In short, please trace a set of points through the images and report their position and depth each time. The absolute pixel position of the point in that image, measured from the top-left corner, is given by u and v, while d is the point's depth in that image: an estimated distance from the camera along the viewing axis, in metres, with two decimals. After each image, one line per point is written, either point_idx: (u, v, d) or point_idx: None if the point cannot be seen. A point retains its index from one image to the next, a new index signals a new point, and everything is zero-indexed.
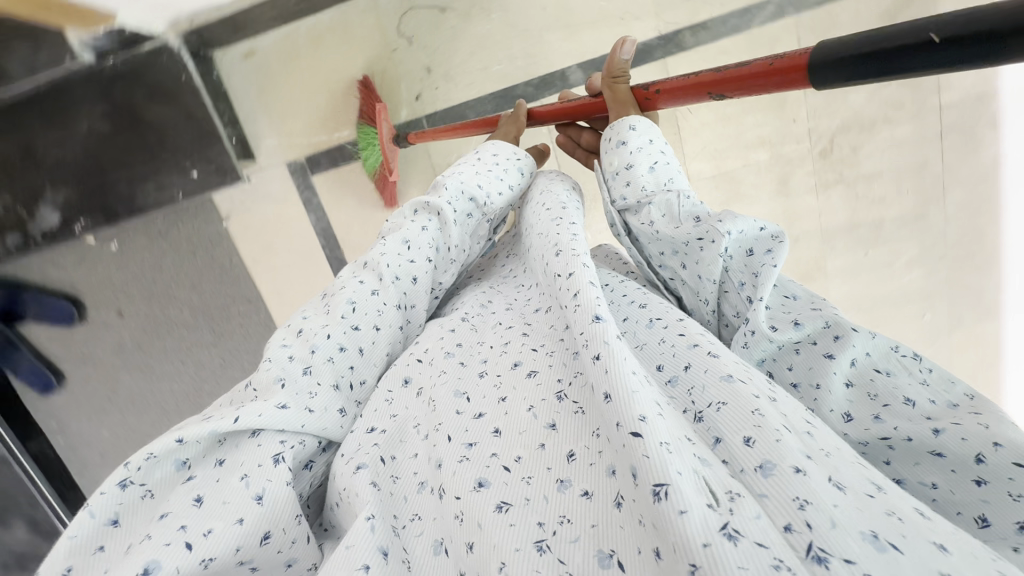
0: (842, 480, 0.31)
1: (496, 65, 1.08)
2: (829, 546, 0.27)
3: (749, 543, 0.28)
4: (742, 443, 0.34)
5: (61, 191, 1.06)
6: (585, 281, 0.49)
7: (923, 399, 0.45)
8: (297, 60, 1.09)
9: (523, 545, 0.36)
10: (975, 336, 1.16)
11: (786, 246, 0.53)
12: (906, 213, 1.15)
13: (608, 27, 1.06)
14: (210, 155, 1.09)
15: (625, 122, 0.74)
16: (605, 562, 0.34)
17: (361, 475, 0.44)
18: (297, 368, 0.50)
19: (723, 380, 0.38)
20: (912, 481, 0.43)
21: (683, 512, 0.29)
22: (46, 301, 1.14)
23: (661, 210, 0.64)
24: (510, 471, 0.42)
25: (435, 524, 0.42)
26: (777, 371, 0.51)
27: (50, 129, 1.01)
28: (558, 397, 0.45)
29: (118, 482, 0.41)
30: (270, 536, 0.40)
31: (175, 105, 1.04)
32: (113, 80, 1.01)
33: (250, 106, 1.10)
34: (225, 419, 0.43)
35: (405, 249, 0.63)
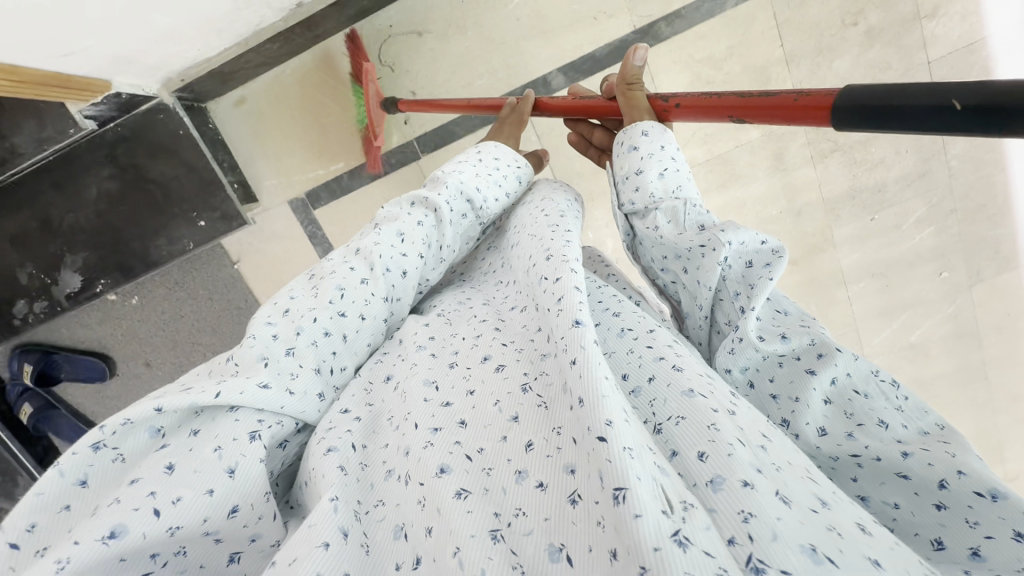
0: (788, 497, 0.36)
1: (479, 80, 1.10)
2: (767, 558, 0.32)
3: (698, 551, 0.32)
4: (697, 458, 0.39)
5: (80, 255, 1.08)
6: (571, 286, 0.52)
7: (896, 422, 0.47)
8: (289, 103, 1.12)
9: (478, 532, 0.40)
10: (998, 287, 1.18)
11: (785, 261, 0.56)
12: (908, 173, 1.14)
13: (583, 28, 1.07)
14: (213, 203, 1.07)
15: (637, 127, 0.72)
16: (554, 555, 0.37)
17: (330, 458, 0.48)
18: (280, 349, 0.53)
19: (684, 396, 0.44)
20: (876, 499, 0.44)
21: (638, 516, 0.34)
22: (76, 359, 1.22)
23: (667, 216, 0.65)
24: (472, 461, 0.45)
25: (398, 509, 0.45)
26: (759, 381, 0.52)
27: (61, 198, 1.04)
28: (524, 390, 0.49)
29: (92, 444, 0.44)
30: (238, 509, 0.43)
31: (176, 160, 1.04)
32: (115, 144, 1.03)
33: (249, 150, 1.14)
34: (207, 394, 0.46)
35: (399, 240, 0.65)
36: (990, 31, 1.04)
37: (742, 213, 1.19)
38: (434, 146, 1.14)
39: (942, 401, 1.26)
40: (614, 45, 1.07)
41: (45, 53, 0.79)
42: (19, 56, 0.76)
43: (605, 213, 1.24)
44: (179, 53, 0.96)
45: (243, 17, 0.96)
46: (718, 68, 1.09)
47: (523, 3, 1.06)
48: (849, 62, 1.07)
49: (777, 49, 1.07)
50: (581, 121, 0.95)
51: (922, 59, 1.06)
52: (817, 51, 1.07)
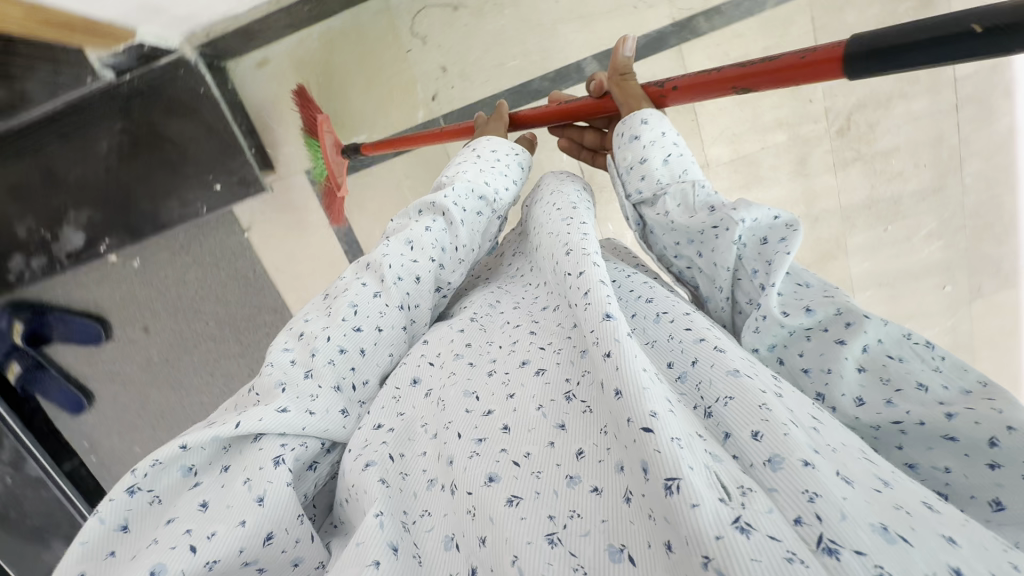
0: (847, 477, 0.33)
1: (512, 61, 1.08)
2: (839, 538, 0.29)
3: (762, 536, 0.29)
4: (750, 438, 0.35)
5: (85, 212, 1.05)
6: (596, 280, 0.50)
7: (936, 383, 0.44)
8: (312, 69, 1.08)
9: (534, 538, 0.36)
10: (996, 304, 1.21)
11: (801, 234, 0.51)
12: (924, 187, 1.16)
13: (622, 16, 1.05)
14: (233, 166, 1.04)
15: (636, 116, 0.72)
16: (616, 556, 0.34)
17: (370, 473, 0.43)
18: (298, 373, 0.48)
19: (729, 375, 0.40)
20: (924, 465, 0.43)
21: (695, 505, 0.30)
22: (72, 320, 1.15)
23: (677, 200, 0.63)
24: (519, 466, 0.41)
25: (445, 519, 0.41)
26: (788, 358, 0.51)
27: (68, 150, 1.00)
28: (568, 397, 0.45)
29: (126, 489, 0.41)
30: (273, 535, 0.39)
31: (193, 118, 1.01)
32: (130, 96, 1.00)
33: (264, 115, 1.10)
34: (228, 425, 0.43)
35: (408, 249, 0.62)
36: None
37: None
38: (460, 125, 1.11)
39: None
40: (650, 36, 1.06)
41: None
42: None
43: None
44: (207, 7, 0.95)
45: None
46: None
47: None
48: None
49: None
50: (571, 126, 0.96)
51: (950, 76, 1.10)
52: None
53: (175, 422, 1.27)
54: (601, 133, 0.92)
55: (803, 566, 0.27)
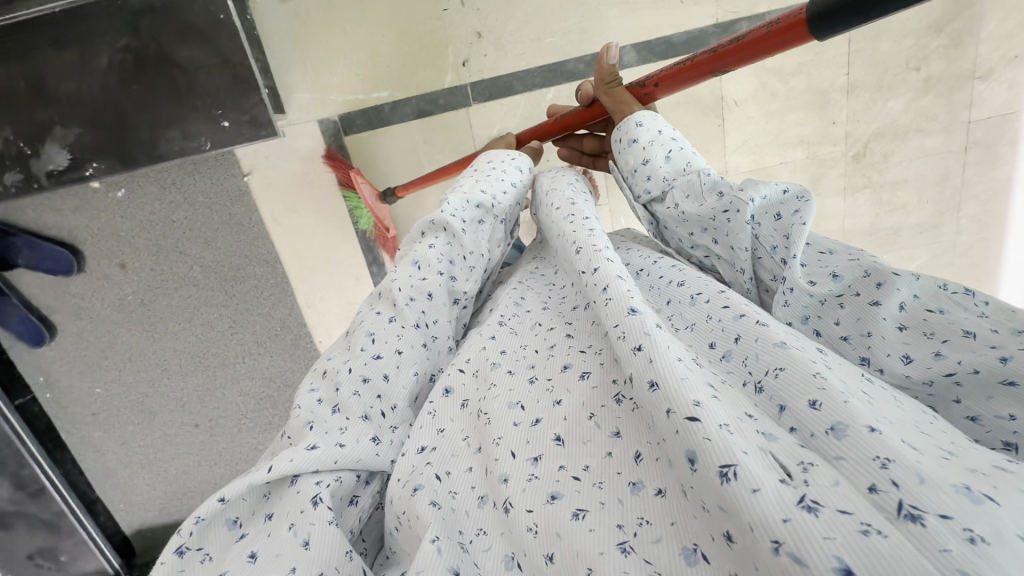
0: (914, 444, 0.28)
1: (550, 37, 1.04)
2: (921, 503, 0.24)
3: (831, 512, 0.24)
4: (808, 408, 0.30)
5: (73, 131, 0.96)
6: (614, 275, 0.47)
7: (984, 329, 0.39)
8: (340, 12, 1.02)
9: (606, 548, 0.32)
10: None
11: (813, 205, 0.49)
12: (923, 222, 1.20)
13: (667, 8, 1.03)
14: (244, 105, 0.97)
15: (630, 120, 0.71)
16: (690, 558, 0.30)
17: (420, 496, 0.38)
18: (325, 410, 0.45)
19: (777, 347, 0.35)
20: (989, 416, 0.38)
21: (757, 490, 0.26)
22: (41, 247, 1.05)
23: (685, 191, 0.61)
24: (580, 480, 0.37)
25: (503, 537, 0.36)
26: (824, 327, 0.47)
27: (63, 60, 0.92)
28: (618, 400, 0.41)
29: (175, 550, 0.38)
30: None
31: (208, 47, 0.93)
32: (140, 11, 0.91)
33: (284, 55, 1.03)
34: (261, 471, 0.40)
35: (416, 270, 0.57)
36: None
37: None
38: (487, 97, 1.08)
39: None
40: (692, 34, 1.05)
41: None
42: None
43: None
44: None
45: None
46: (784, 81, 1.12)
47: None
48: (903, 103, 1.12)
49: (842, 76, 1.11)
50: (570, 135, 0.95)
51: (964, 118, 1.12)
52: (877, 86, 1.11)
53: (141, 368, 1.18)
54: (599, 137, 0.91)
55: (881, 538, 0.23)
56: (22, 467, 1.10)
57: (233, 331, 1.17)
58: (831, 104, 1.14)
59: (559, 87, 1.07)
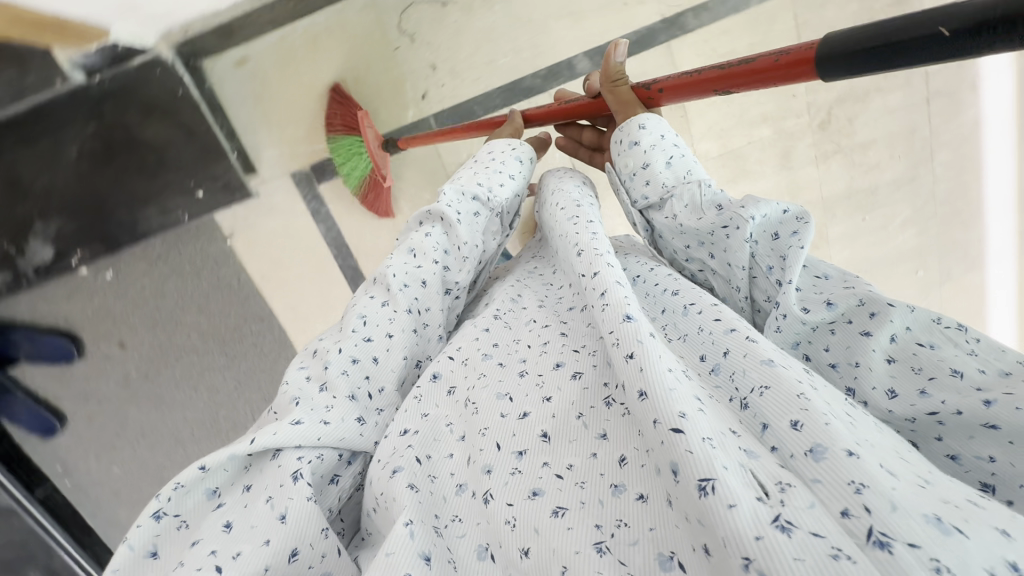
0: (892, 470, 0.28)
1: (502, 59, 1.06)
2: (891, 530, 0.24)
3: (804, 534, 0.25)
4: (789, 427, 0.30)
5: (54, 223, 0.97)
6: (612, 280, 0.46)
7: (972, 369, 0.39)
8: (297, 65, 1.03)
9: (583, 547, 0.32)
10: (964, 285, 1.29)
11: (812, 227, 0.49)
12: (899, 175, 1.21)
13: (612, 12, 1.06)
14: (216, 172, 1.03)
15: (633, 122, 0.68)
16: (666, 565, 0.30)
17: (398, 479, 0.37)
18: (313, 388, 0.44)
19: (764, 364, 0.35)
20: (968, 456, 0.39)
21: (733, 506, 0.26)
22: (40, 339, 1.02)
23: (684, 201, 0.61)
24: (563, 479, 0.37)
25: (479, 526, 0.36)
26: (814, 353, 0.48)
27: (33, 156, 0.93)
28: (608, 403, 0.40)
29: (151, 514, 0.37)
30: (298, 553, 0.35)
31: (173, 122, 0.98)
32: (101, 99, 0.94)
33: (248, 117, 1.03)
34: (243, 442, 0.39)
35: (411, 258, 0.57)
36: None
37: None
38: (452, 125, 1.10)
39: None
40: (641, 34, 1.07)
41: None
42: None
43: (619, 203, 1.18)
44: None
45: None
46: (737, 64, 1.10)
47: None
48: None
49: None
50: (570, 124, 0.92)
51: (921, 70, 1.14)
52: None
53: (155, 442, 1.15)
54: (601, 132, 0.90)
55: (850, 564, 0.23)
56: (52, 556, 1.12)
57: (240, 390, 1.17)
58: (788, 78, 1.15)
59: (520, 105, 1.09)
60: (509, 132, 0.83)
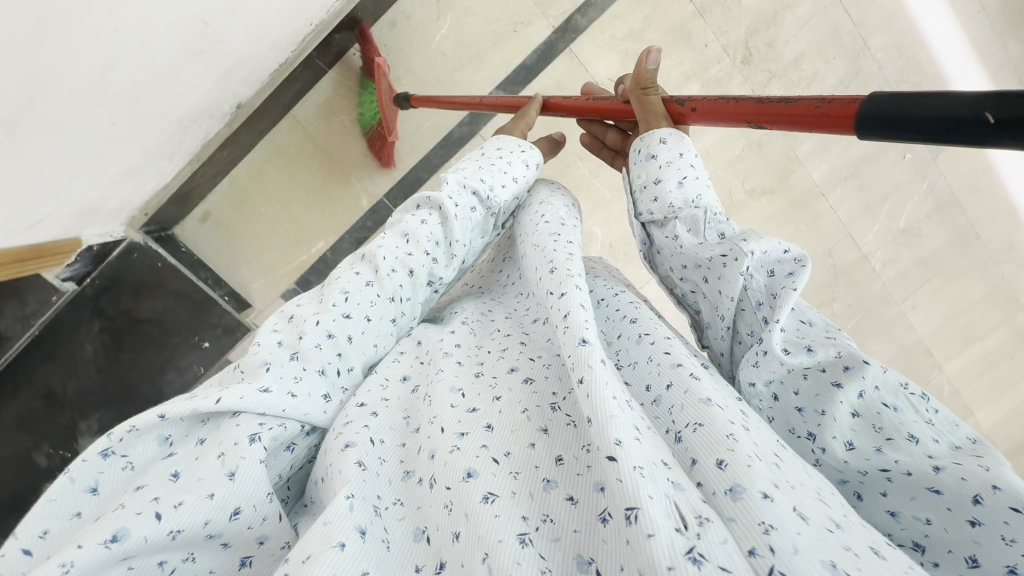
0: (805, 513, 0.29)
1: (427, 122, 1.14)
2: (790, 570, 0.26)
3: (713, 567, 0.27)
4: (714, 466, 0.32)
5: (94, 417, 1.03)
6: (577, 303, 0.44)
7: (926, 438, 0.41)
8: (252, 203, 1.11)
9: (507, 537, 0.33)
10: (960, 151, 1.27)
11: (810, 271, 0.48)
12: (843, 75, 1.19)
13: (507, 44, 1.11)
14: (213, 320, 1.09)
15: (655, 134, 0.60)
16: (584, 567, 0.33)
17: (348, 453, 0.40)
18: (285, 355, 0.45)
19: (702, 403, 0.37)
20: (906, 515, 0.39)
21: (652, 536, 0.28)
22: None
23: (688, 225, 0.55)
24: (499, 463, 0.38)
25: (417, 511, 0.38)
26: (783, 395, 0.47)
27: (56, 367, 1.01)
28: (553, 408, 0.42)
29: (101, 451, 0.37)
30: (240, 511, 0.37)
31: (162, 291, 1.06)
32: (97, 296, 1.03)
33: (226, 260, 1.12)
34: (206, 399, 0.39)
35: (405, 243, 0.55)
36: None
37: (710, 162, 1.21)
38: (405, 196, 1.16)
39: (949, 271, 1.31)
40: (541, 50, 1.12)
41: (11, 232, 0.73)
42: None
43: (585, 206, 1.19)
44: (138, 188, 0.93)
45: (191, 134, 0.94)
46: (641, 39, 1.14)
47: (445, 38, 1.09)
48: None
49: (689, 5, 1.13)
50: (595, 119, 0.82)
51: None
52: None
53: None
54: (626, 135, 0.80)
55: None
56: None
57: None
58: (693, 33, 1.15)
59: (457, 155, 1.16)
60: (523, 127, 0.74)
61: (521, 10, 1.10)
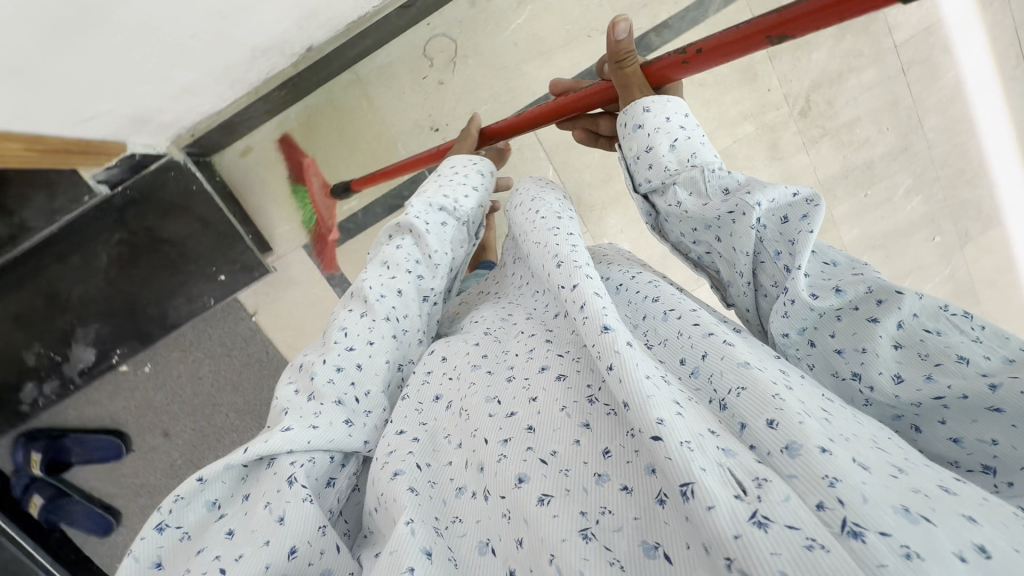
0: (866, 462, 0.30)
1: (485, 105, 1.11)
2: (863, 520, 0.26)
3: (780, 527, 0.26)
4: (765, 426, 0.32)
5: (93, 327, 1.04)
6: (590, 292, 0.44)
7: (976, 356, 0.41)
8: (296, 146, 1.11)
9: (568, 535, 0.34)
10: (984, 245, 1.27)
11: (824, 209, 0.48)
12: (893, 148, 1.22)
13: (578, 46, 1.10)
14: (232, 255, 1.07)
15: (637, 104, 0.61)
16: (651, 553, 0.32)
17: (399, 482, 0.41)
18: (302, 399, 0.48)
19: (741, 366, 0.36)
20: (970, 439, 0.41)
21: (712, 508, 0.28)
22: (90, 440, 1.14)
23: (687, 188, 0.56)
24: (548, 464, 0.38)
25: (479, 524, 0.39)
26: (819, 339, 0.48)
27: (68, 268, 0.99)
28: (590, 400, 0.41)
29: (155, 526, 0.42)
30: (297, 549, 0.39)
31: (190, 216, 1.03)
32: (124, 207, 1.00)
33: (258, 202, 1.13)
34: (237, 453, 0.43)
35: (386, 270, 0.58)
36: (944, 14, 1.16)
37: None
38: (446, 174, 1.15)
39: None
40: None
41: (66, 121, 0.73)
42: (51, 126, 0.72)
43: (619, 220, 1.19)
44: (193, 107, 0.92)
45: (257, 66, 0.93)
46: None
47: (520, 28, 1.09)
48: (826, 53, 1.17)
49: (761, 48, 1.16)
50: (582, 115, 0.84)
51: (889, 45, 1.17)
52: (795, 46, 1.16)
53: None
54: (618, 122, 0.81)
55: (824, 553, 0.25)
56: None
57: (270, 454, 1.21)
58: (760, 75, 1.18)
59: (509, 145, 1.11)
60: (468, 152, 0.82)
61: (597, 17, 1.09)
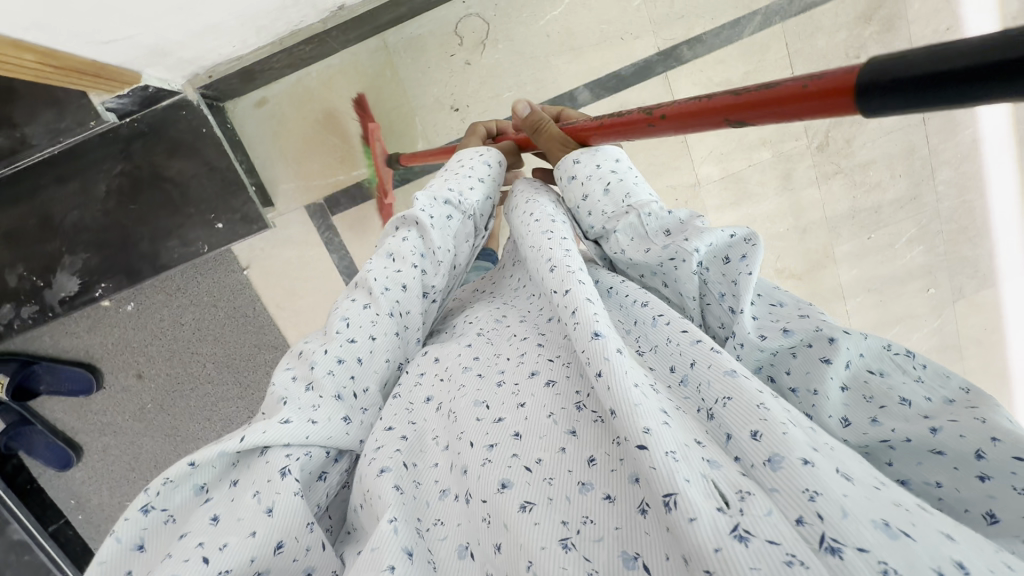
0: (848, 473, 0.30)
1: (507, 92, 1.10)
2: (841, 536, 0.26)
3: (761, 542, 0.27)
4: (749, 438, 0.32)
5: (80, 256, 1.01)
6: (583, 297, 0.44)
7: (918, 397, 0.41)
8: (314, 107, 1.10)
9: (548, 543, 0.34)
10: (978, 302, 1.28)
11: (761, 248, 0.48)
12: (902, 196, 1.23)
13: (610, 47, 1.10)
14: (234, 205, 1.03)
15: (568, 158, 0.65)
16: (630, 564, 0.32)
17: (384, 478, 0.41)
18: (299, 387, 0.47)
19: (726, 374, 0.36)
20: (916, 481, 0.39)
21: (693, 519, 0.28)
22: (59, 369, 1.12)
23: (629, 235, 0.58)
24: (532, 471, 0.38)
25: (459, 528, 0.39)
26: (777, 376, 0.47)
27: (67, 194, 0.98)
28: (578, 406, 0.41)
29: (141, 508, 0.41)
30: (283, 544, 0.39)
31: (196, 157, 1.01)
32: (130, 138, 0.99)
33: (266, 152, 1.11)
34: (232, 441, 0.42)
35: (391, 261, 0.57)
36: None
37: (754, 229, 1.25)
38: None
39: None
40: (638, 65, 1.10)
41: (86, 40, 0.71)
42: (69, 43, 0.70)
43: None
44: (215, 48, 0.91)
45: (287, 16, 0.92)
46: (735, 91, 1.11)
47: (555, 20, 1.09)
48: None
49: None
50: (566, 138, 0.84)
51: None
52: None
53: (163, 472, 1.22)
54: None
55: (802, 569, 0.25)
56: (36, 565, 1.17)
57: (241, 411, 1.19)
58: None
59: None
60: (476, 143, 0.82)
61: (634, 21, 1.09)
